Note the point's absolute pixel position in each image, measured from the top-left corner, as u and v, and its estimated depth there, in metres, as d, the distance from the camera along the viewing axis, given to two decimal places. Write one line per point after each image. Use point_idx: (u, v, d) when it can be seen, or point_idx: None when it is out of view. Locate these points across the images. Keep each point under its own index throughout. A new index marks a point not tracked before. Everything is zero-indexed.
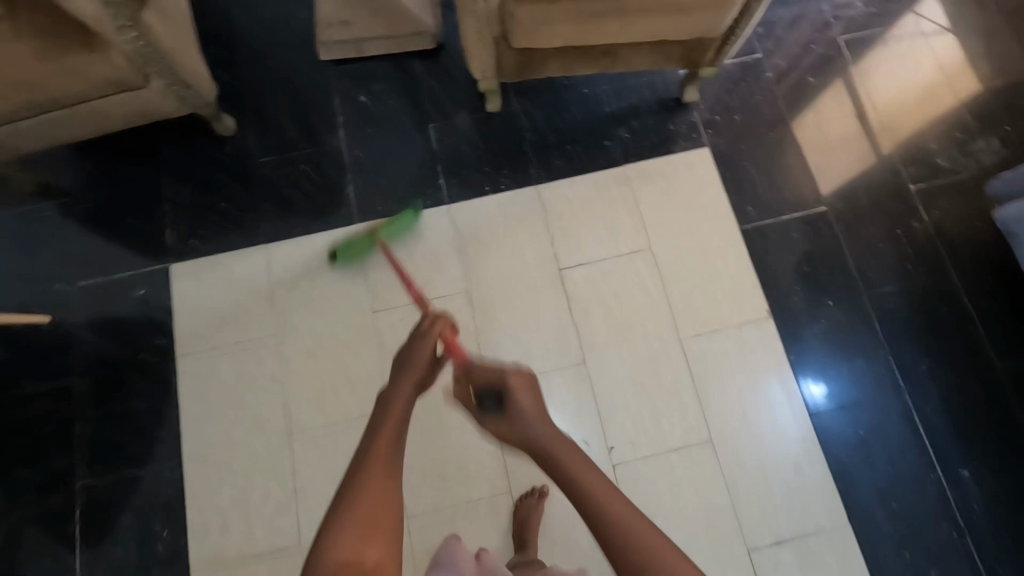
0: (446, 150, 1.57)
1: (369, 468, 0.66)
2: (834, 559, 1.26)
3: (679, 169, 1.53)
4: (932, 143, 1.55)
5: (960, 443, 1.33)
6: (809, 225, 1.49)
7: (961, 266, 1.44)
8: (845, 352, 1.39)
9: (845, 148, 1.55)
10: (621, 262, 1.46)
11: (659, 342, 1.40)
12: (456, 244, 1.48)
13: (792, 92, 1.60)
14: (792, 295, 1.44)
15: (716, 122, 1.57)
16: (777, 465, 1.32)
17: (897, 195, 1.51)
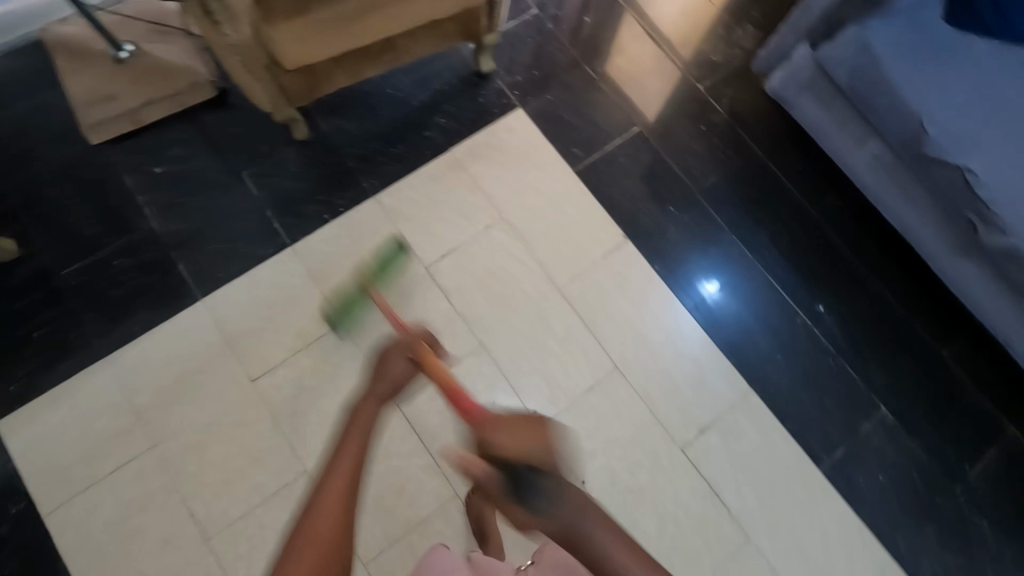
0: (271, 192, 1.48)
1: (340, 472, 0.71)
2: (750, 424, 1.40)
3: (502, 136, 1.58)
4: (704, 44, 1.72)
5: (810, 286, 1.52)
6: (631, 148, 1.61)
7: (761, 140, 1.63)
8: (698, 246, 1.53)
9: (637, 70, 1.69)
10: (481, 239, 1.48)
11: (542, 299, 1.45)
12: (316, 281, 1.42)
13: (576, 35, 1.70)
14: (639, 214, 1.55)
15: (521, 83, 1.64)
16: (681, 365, 1.43)
17: (692, 98, 1.67)
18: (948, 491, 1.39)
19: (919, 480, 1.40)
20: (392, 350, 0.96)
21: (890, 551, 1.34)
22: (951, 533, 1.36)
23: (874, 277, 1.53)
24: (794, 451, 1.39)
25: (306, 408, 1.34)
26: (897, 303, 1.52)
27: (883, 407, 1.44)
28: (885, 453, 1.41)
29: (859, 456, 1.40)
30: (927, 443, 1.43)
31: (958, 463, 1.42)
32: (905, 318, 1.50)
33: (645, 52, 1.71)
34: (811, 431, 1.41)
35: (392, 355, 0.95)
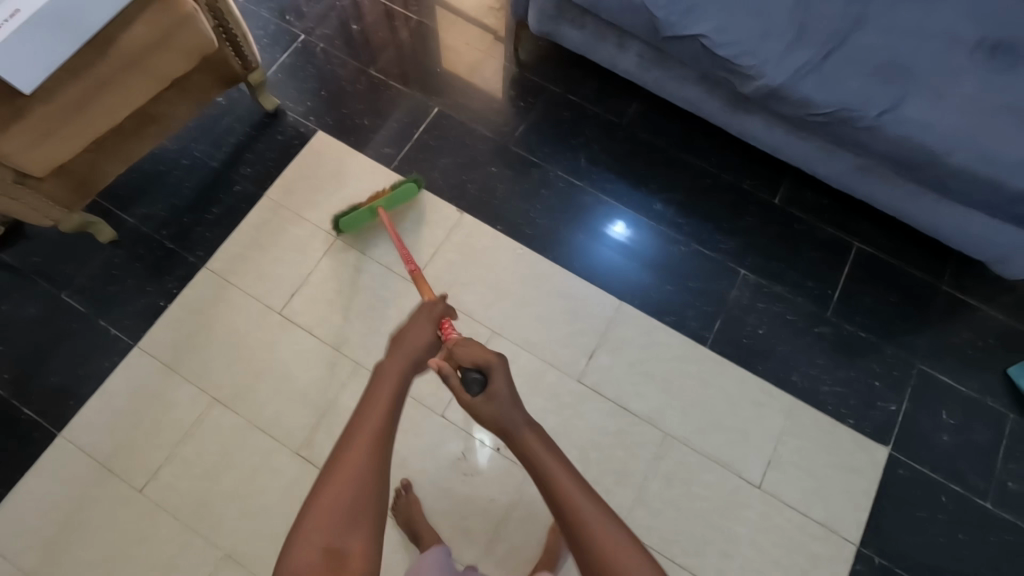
0: (97, 302, 1.43)
1: (354, 440, 0.65)
2: (631, 333, 1.45)
3: (311, 162, 1.59)
4: (472, 12, 1.79)
5: (641, 189, 1.60)
6: (437, 127, 1.64)
7: (553, 77, 1.71)
8: (530, 191, 1.59)
9: (419, 57, 1.74)
10: (323, 267, 1.49)
11: (403, 297, 1.46)
12: (173, 368, 1.39)
13: (351, 45, 1.74)
14: (466, 183, 1.59)
15: (312, 108, 1.65)
16: (555, 306, 1.47)
17: (478, 63, 1.73)
18: (821, 318, 1.48)
19: (793, 319, 1.48)
20: (417, 320, 0.86)
21: (789, 391, 1.42)
22: (837, 354, 1.45)
23: (692, 160, 1.63)
24: (679, 339, 1.45)
25: (206, 491, 1.30)
26: (719, 175, 1.62)
27: (740, 269, 1.53)
28: (757, 308, 1.49)
29: (735, 320, 1.48)
30: (788, 284, 1.52)
31: (821, 293, 1.51)
32: (733, 186, 1.61)
33: (420, 37, 1.76)
34: (686, 316, 1.48)
35: (411, 331, 0.83)
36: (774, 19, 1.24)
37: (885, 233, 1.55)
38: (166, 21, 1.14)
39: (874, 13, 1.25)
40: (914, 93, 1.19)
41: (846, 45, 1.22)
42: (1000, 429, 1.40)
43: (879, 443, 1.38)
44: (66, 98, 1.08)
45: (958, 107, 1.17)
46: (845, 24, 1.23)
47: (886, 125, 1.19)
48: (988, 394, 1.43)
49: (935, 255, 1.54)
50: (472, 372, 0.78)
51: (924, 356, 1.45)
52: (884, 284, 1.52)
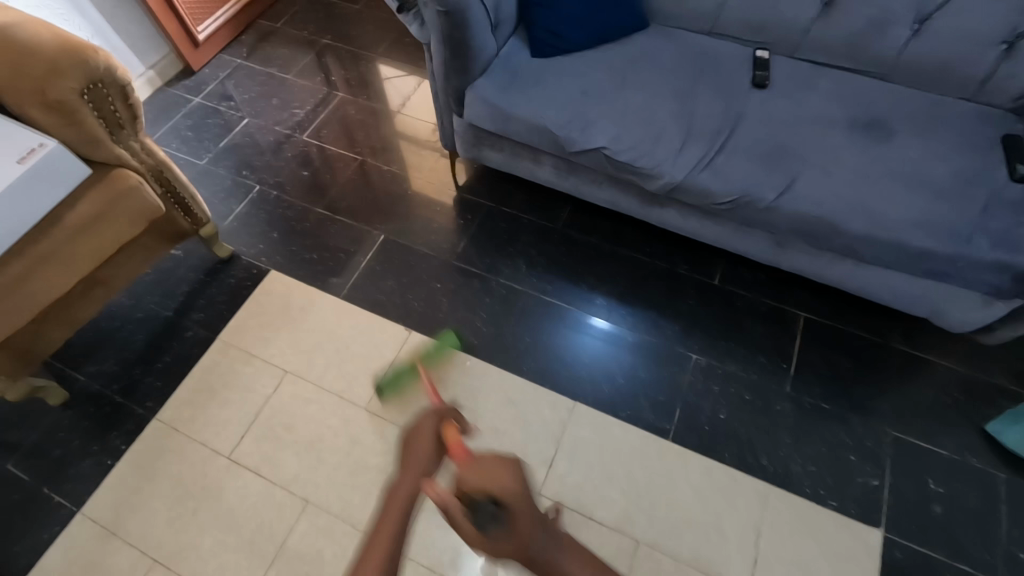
0: (42, 467, 1.41)
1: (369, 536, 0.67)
2: (589, 434, 1.41)
3: (261, 300, 1.64)
4: (411, 146, 1.97)
5: (583, 285, 1.64)
6: (382, 252, 1.73)
7: (487, 194, 1.83)
8: (474, 301, 1.62)
9: (364, 191, 1.87)
10: (271, 404, 1.47)
11: (352, 424, 1.44)
12: (115, 532, 1.32)
13: (300, 189, 1.89)
14: (412, 302, 1.63)
15: (264, 250, 1.75)
16: (507, 414, 1.44)
17: (418, 189, 1.86)
18: (780, 394, 1.45)
19: (751, 398, 1.44)
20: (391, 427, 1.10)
21: (760, 477, 1.34)
22: (803, 430, 1.39)
23: (627, 254, 1.68)
24: (637, 434, 1.41)
25: None
26: (655, 264, 1.66)
27: (690, 354, 1.52)
28: (713, 391, 1.46)
29: (693, 407, 1.44)
30: (741, 362, 1.50)
31: (774, 367, 1.48)
32: (671, 271, 1.65)
33: (365, 174, 1.92)
34: (642, 408, 1.44)
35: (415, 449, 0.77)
36: (665, 125, 1.36)
37: (826, 300, 1.56)
38: (111, 195, 1.27)
39: (753, 109, 1.37)
40: (804, 172, 1.26)
41: (733, 139, 1.33)
42: (992, 492, 1.31)
43: (867, 525, 1.28)
44: (11, 274, 1.18)
45: (844, 180, 1.24)
46: (728, 121, 1.35)
47: (786, 205, 1.25)
48: (970, 454, 1.36)
49: (880, 317, 1.53)
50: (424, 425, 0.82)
51: (893, 421, 1.40)
52: (839, 350, 1.50)
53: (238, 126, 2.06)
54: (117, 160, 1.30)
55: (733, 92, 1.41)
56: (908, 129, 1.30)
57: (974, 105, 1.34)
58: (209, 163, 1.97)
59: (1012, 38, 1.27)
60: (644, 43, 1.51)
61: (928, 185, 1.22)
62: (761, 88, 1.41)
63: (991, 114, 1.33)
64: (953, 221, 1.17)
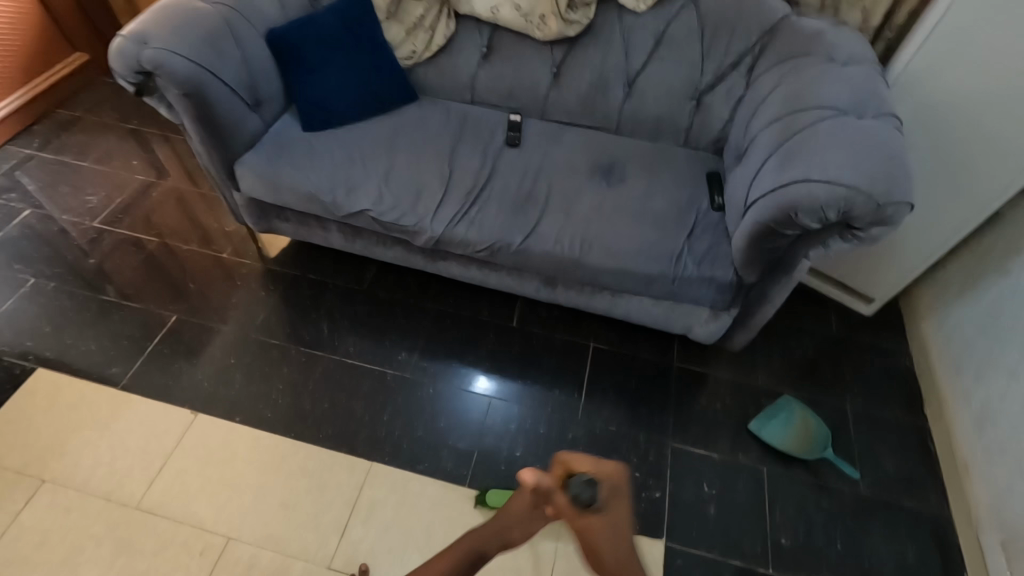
0: None
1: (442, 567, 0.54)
2: (387, 491, 1.38)
3: (21, 403, 1.48)
4: (215, 223, 1.94)
5: (387, 341, 1.65)
6: (173, 333, 1.64)
7: (293, 263, 1.82)
8: (271, 373, 1.57)
9: (158, 273, 1.80)
10: (22, 518, 1.31)
11: (120, 527, 1.30)
12: None
13: (85, 277, 1.78)
14: (202, 381, 1.55)
15: (33, 346, 1.61)
16: (298, 486, 1.38)
17: (219, 264, 1.82)
18: (572, 423, 1.52)
19: (545, 431, 1.50)
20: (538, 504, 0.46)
21: None
22: (593, 455, 1.47)
23: (431, 307, 1.73)
24: (435, 485, 1.40)
25: None
26: (459, 312, 1.72)
27: (491, 400, 1.55)
28: (510, 431, 1.50)
29: (490, 449, 1.46)
30: (537, 397, 1.56)
31: (567, 397, 1.57)
32: (472, 318, 1.71)
33: (163, 256, 1.85)
34: (441, 458, 1.44)
35: (613, 508, 0.46)
36: (427, 183, 1.46)
37: (612, 329, 1.70)
38: None
39: (506, 164, 1.52)
40: (546, 217, 1.40)
41: (485, 192, 1.45)
42: (755, 485, 1.44)
43: (651, 538, 1.34)
44: None
45: (580, 220, 1.39)
46: (483, 176, 1.48)
47: (532, 246, 1.37)
48: (738, 453, 1.49)
49: (658, 339, 1.69)
50: (575, 484, 0.46)
51: (672, 432, 1.52)
52: (624, 373, 1.62)
53: (19, 217, 1.92)
54: None
55: (489, 150, 1.55)
56: (634, 173, 1.50)
57: (688, 149, 1.59)
58: None
59: (699, 96, 1.53)
60: (411, 114, 1.64)
61: (648, 219, 1.39)
62: (513, 147, 1.57)
63: (700, 155, 1.57)
64: (667, 247, 1.34)
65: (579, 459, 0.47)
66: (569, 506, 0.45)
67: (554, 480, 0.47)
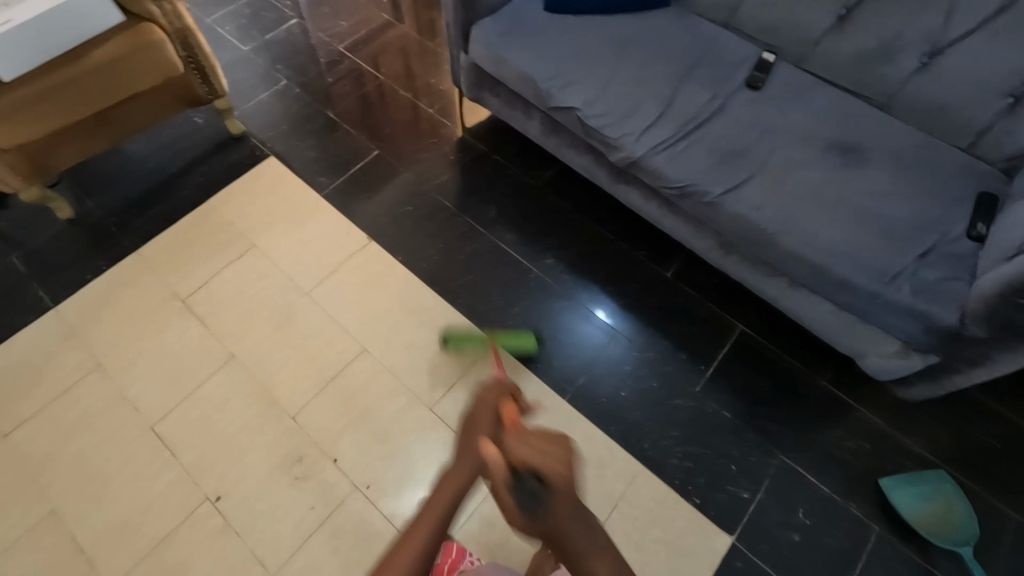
0: (39, 267, 1.63)
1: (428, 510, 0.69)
2: (495, 372, 1.48)
3: (252, 180, 1.79)
4: (431, 80, 2.06)
5: (541, 242, 1.68)
6: (372, 167, 1.84)
7: (484, 139, 1.89)
8: (435, 231, 1.71)
9: (375, 109, 1.99)
10: (232, 267, 1.63)
11: (292, 305, 1.57)
12: (72, 333, 1.53)
13: (321, 94, 2.02)
14: (382, 215, 1.74)
15: (271, 137, 1.90)
16: (426, 335, 1.54)
17: (424, 119, 1.96)
18: (687, 392, 1.46)
19: (657, 388, 1.47)
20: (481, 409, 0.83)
21: (637, 458, 1.38)
22: (695, 431, 1.41)
23: (593, 226, 1.70)
24: (537, 387, 1.47)
25: (56, 450, 1.37)
26: (617, 241, 1.68)
27: (613, 337, 1.54)
28: (624, 372, 1.49)
29: (599, 379, 1.48)
30: (662, 353, 1.52)
31: (693, 366, 1.50)
32: (628, 253, 1.66)
33: (382, 95, 2.02)
34: (551, 367, 1.50)
35: (535, 443, 0.59)
36: (643, 101, 1.37)
37: (768, 321, 1.56)
38: (136, 43, 1.43)
39: (735, 106, 1.37)
40: (757, 178, 1.26)
41: (700, 131, 1.33)
42: (858, 540, 1.30)
43: (720, 530, 1.30)
44: (36, 89, 1.35)
45: (793, 194, 1.23)
46: (704, 112, 1.36)
47: (727, 203, 1.25)
48: (854, 501, 1.34)
49: (816, 351, 1.51)
50: (526, 478, 0.58)
51: (789, 448, 1.40)
52: (762, 369, 1.49)
53: (287, 24, 2.20)
54: (150, 20, 1.46)
55: (723, 85, 1.40)
56: (883, 163, 1.26)
57: (967, 157, 1.28)
58: (251, 51, 2.13)
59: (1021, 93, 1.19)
60: (655, 20, 1.51)
61: (876, 221, 1.19)
62: (751, 89, 1.39)
63: (981, 168, 1.26)
64: (883, 260, 1.15)
65: (515, 446, 0.59)
66: (513, 482, 0.58)
67: (506, 456, 0.59)
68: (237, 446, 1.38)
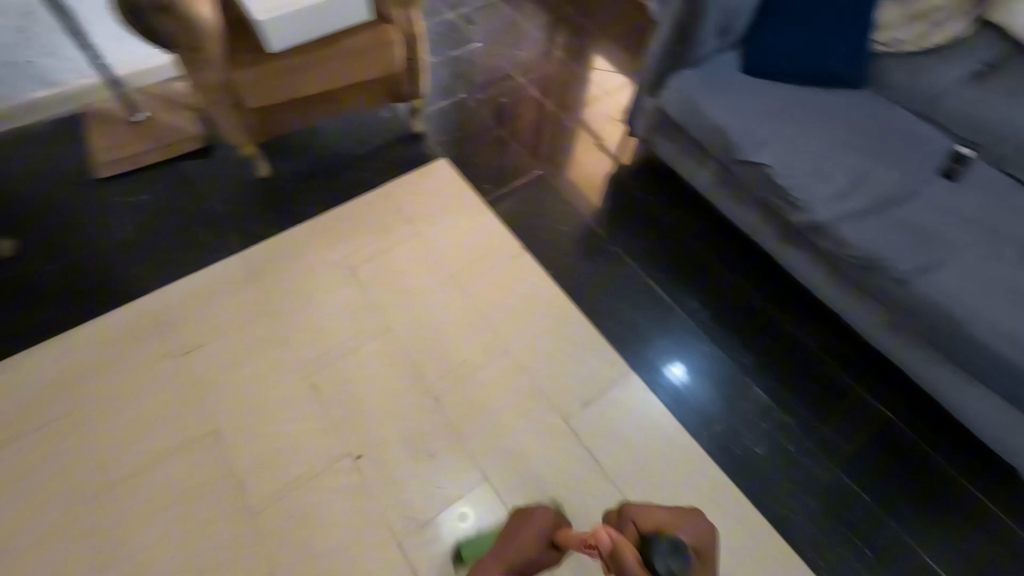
0: (232, 213, 1.81)
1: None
2: (630, 400, 1.51)
3: (424, 176, 1.95)
4: (595, 117, 2.19)
5: (686, 286, 1.73)
6: (533, 184, 1.96)
7: (640, 178, 1.98)
8: (586, 255, 1.79)
9: (541, 133, 2.12)
10: (398, 249, 1.76)
11: (447, 294, 1.67)
12: (254, 277, 1.68)
13: (493, 111, 2.19)
14: (538, 231, 1.84)
15: (446, 141, 2.07)
16: (567, 348, 1.59)
17: (586, 150, 2.07)
18: (824, 463, 1.44)
19: (794, 452, 1.45)
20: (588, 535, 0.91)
21: (767, 518, 1.36)
22: (829, 504, 1.38)
23: (741, 280, 1.74)
24: (671, 424, 1.48)
25: (224, 377, 1.50)
26: (764, 300, 1.70)
27: (705, 385, 1.55)
28: (760, 428, 1.48)
29: (734, 429, 1.48)
30: (801, 418, 1.50)
31: (833, 438, 1.47)
32: (773, 313, 1.67)
33: (549, 121, 2.16)
34: (686, 408, 1.51)
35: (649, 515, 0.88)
36: (835, 170, 1.42)
37: (916, 411, 1.52)
38: (375, 40, 1.63)
39: (929, 193, 1.40)
40: (950, 264, 1.27)
41: (891, 210, 1.37)
42: None
43: None
44: (291, 63, 1.55)
45: (989, 288, 1.23)
46: (896, 193, 1.39)
47: (916, 283, 1.26)
48: None
49: (966, 452, 1.46)
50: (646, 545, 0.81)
51: (929, 545, 1.34)
52: (907, 458, 1.45)
53: (471, 45, 2.41)
54: (389, 23, 1.67)
55: (917, 171, 1.44)
56: None
57: None
58: (436, 63, 2.34)
59: None
60: (849, 99, 1.58)
61: None
62: (946, 179, 1.43)
63: None
64: None
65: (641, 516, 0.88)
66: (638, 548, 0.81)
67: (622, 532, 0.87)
68: (383, 412, 1.46)
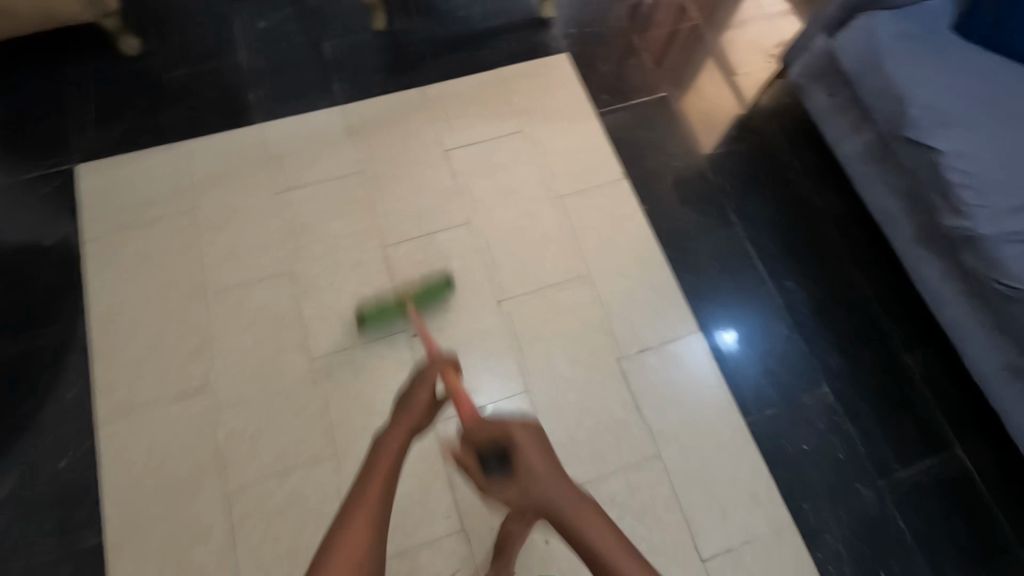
0: (342, 62, 1.75)
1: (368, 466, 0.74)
2: (691, 360, 1.46)
3: (542, 69, 1.79)
4: (746, 45, 1.91)
5: (787, 260, 1.58)
6: (655, 106, 1.78)
7: (775, 129, 1.76)
8: (689, 199, 1.65)
9: (679, 49, 1.88)
10: (497, 141, 1.68)
11: (535, 202, 1.60)
12: (351, 135, 1.65)
13: (633, 10, 1.93)
14: (645, 160, 1.70)
15: (574, 34, 1.87)
16: (642, 290, 1.53)
17: (724, 82, 1.83)
18: (872, 481, 1.37)
19: (844, 461, 1.39)
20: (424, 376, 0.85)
21: (793, 513, 1.34)
22: (861, 519, 1.34)
23: (851, 272, 1.57)
24: (725, 396, 1.43)
25: (307, 225, 1.54)
26: (868, 299, 1.54)
27: (773, 367, 1.47)
28: (816, 426, 1.41)
29: (789, 419, 1.42)
30: (865, 431, 1.41)
31: (890, 459, 1.39)
32: (873, 316, 1.53)
33: (691, 38, 1.90)
34: (745, 384, 1.45)
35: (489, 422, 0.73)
36: None
37: (994, 461, 1.40)
38: None
39: None
40: None
41: None
42: None
43: None
44: None
45: None
46: None
47: None
48: None
49: None
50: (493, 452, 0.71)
51: None
52: (964, 501, 1.36)
53: None
54: None
55: None
56: None
57: None
58: None
59: None
60: None
61: None
62: None
63: None
64: None
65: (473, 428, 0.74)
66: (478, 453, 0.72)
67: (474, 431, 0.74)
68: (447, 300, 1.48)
